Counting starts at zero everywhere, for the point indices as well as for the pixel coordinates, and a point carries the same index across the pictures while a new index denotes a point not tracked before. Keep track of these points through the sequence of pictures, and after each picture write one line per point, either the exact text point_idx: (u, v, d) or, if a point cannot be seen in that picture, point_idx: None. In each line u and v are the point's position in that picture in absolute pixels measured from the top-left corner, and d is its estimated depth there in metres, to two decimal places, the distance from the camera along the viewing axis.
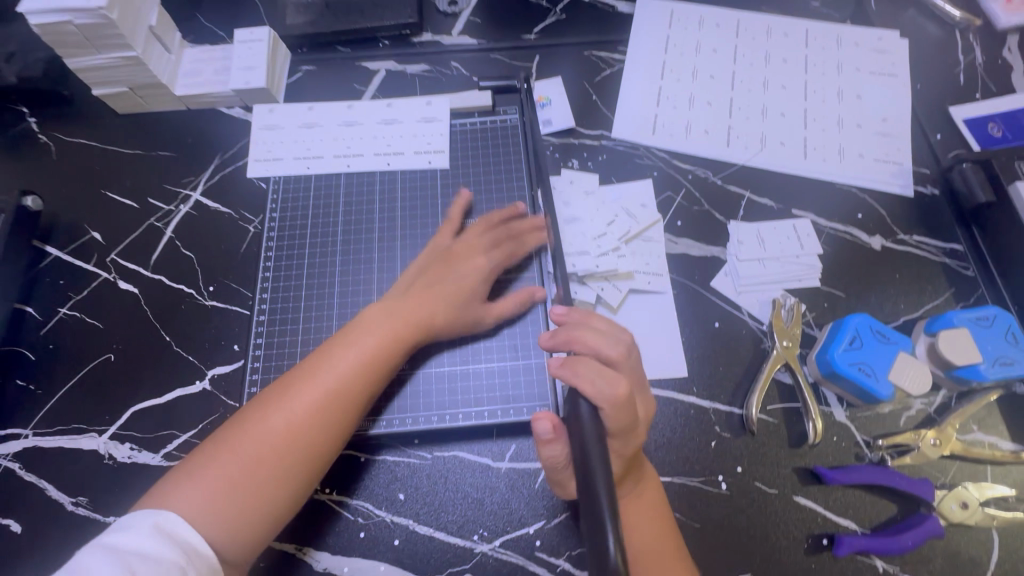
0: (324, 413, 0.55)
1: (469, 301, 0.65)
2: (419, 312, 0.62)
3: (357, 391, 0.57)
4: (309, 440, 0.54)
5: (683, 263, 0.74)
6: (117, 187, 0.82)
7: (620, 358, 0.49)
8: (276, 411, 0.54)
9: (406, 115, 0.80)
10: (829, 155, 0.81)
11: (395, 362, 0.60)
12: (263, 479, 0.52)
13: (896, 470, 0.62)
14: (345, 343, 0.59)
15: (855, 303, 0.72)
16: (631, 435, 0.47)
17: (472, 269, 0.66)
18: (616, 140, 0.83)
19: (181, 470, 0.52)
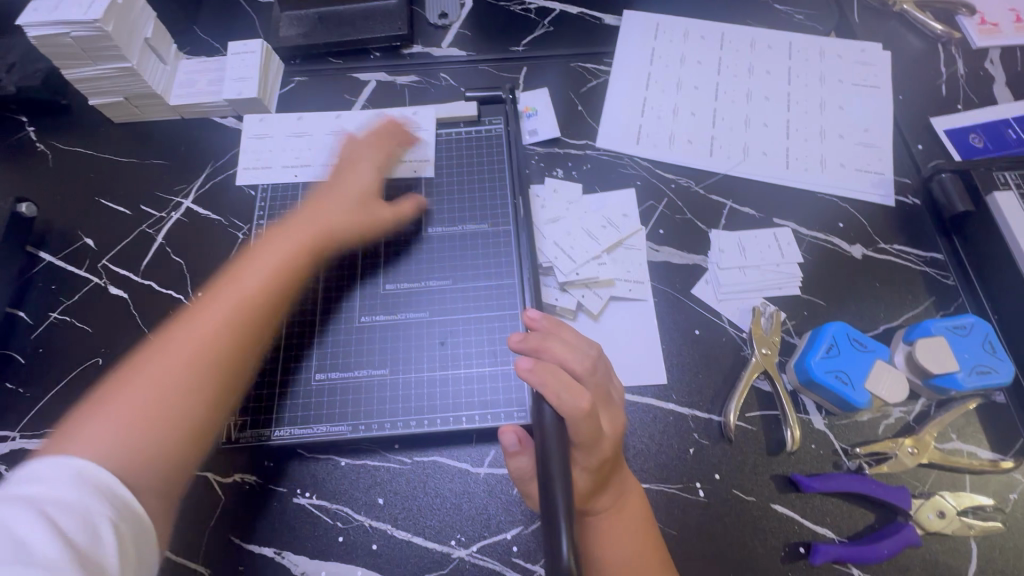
0: (231, 317, 0.59)
1: (366, 203, 0.71)
2: (314, 224, 0.68)
3: (263, 294, 0.62)
4: (223, 335, 0.58)
5: (664, 271, 0.75)
6: (111, 195, 0.84)
7: (587, 372, 0.49)
8: (184, 328, 0.58)
9: (392, 125, 0.82)
10: (811, 164, 0.82)
11: (300, 263, 0.66)
12: (181, 375, 0.55)
13: (873, 478, 0.62)
14: (246, 264, 0.64)
15: (836, 312, 0.72)
16: (597, 447, 0.47)
17: (358, 175, 0.73)
18: (600, 149, 0.84)
19: (90, 410, 0.52)
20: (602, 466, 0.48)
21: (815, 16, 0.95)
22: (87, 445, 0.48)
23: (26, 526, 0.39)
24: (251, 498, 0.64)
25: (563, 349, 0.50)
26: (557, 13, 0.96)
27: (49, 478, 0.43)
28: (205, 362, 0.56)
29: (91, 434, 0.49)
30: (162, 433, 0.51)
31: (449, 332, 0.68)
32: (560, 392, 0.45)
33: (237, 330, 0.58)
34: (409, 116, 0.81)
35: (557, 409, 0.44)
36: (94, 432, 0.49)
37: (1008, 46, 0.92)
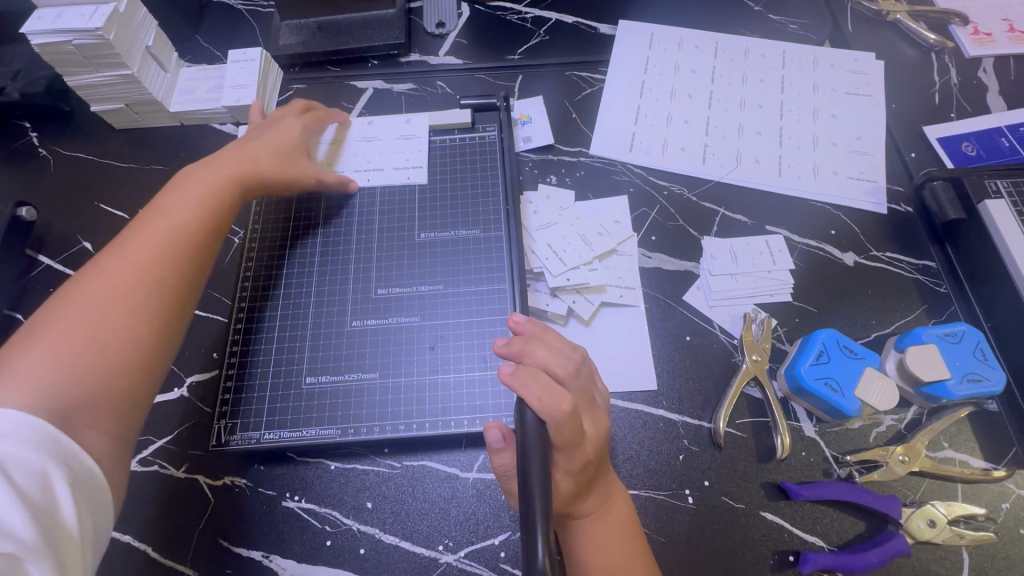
0: (165, 248, 0.59)
1: (294, 153, 0.73)
2: (243, 162, 0.68)
3: (197, 227, 0.61)
4: (158, 273, 0.57)
5: (656, 277, 0.75)
6: (110, 199, 0.85)
7: (571, 375, 0.49)
8: (115, 259, 0.57)
9: (385, 133, 0.82)
10: (804, 172, 0.82)
11: (231, 202, 0.66)
12: (115, 313, 0.54)
13: (863, 486, 0.62)
14: (170, 199, 0.63)
15: (828, 319, 0.72)
16: (580, 451, 0.47)
17: (285, 127, 0.74)
18: (594, 156, 0.85)
19: (16, 343, 0.50)
20: (586, 471, 0.48)
21: (809, 26, 0.96)
22: (25, 376, 0.48)
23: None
24: (241, 501, 0.64)
25: (546, 353, 0.49)
26: (553, 22, 0.97)
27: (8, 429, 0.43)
28: (145, 293, 0.56)
29: (29, 366, 0.48)
30: (109, 363, 0.52)
31: (439, 337, 0.68)
32: (542, 396, 0.45)
33: (174, 261, 0.59)
34: (403, 124, 0.83)
35: (539, 412, 0.44)
36: (31, 364, 0.49)
37: (1002, 56, 0.92)
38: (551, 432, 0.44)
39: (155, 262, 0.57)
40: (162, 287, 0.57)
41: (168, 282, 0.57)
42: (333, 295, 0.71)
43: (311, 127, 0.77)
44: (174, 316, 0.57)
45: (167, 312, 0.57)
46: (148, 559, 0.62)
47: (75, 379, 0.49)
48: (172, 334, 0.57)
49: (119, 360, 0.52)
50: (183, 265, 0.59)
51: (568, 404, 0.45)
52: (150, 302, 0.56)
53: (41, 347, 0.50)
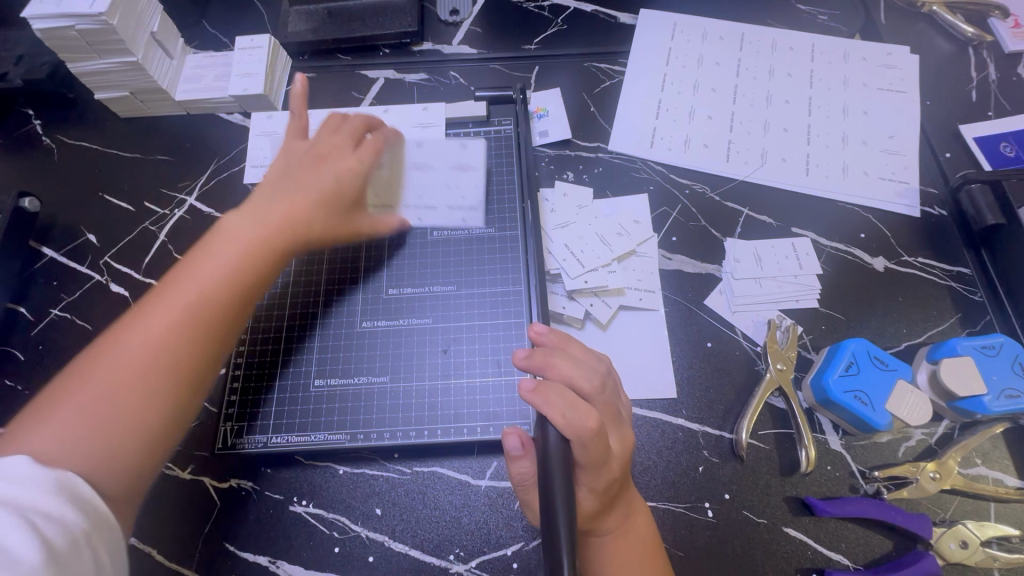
0: (189, 327, 0.51)
1: (343, 205, 0.64)
2: (291, 217, 0.59)
3: (230, 295, 0.54)
4: (178, 357, 0.51)
5: (676, 279, 0.73)
6: (114, 191, 0.83)
7: (597, 390, 0.46)
8: (139, 328, 0.51)
9: (438, 161, 0.74)
10: (832, 172, 0.79)
11: (269, 268, 0.57)
12: (127, 402, 0.48)
13: (892, 504, 0.59)
14: (208, 254, 0.56)
15: (856, 327, 0.69)
16: (605, 471, 0.44)
17: (345, 170, 0.65)
18: (613, 153, 0.82)
19: (28, 420, 0.47)
20: (611, 493, 0.45)
21: (840, 18, 0.92)
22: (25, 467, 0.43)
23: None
24: (247, 505, 0.62)
25: (570, 365, 0.46)
26: (571, 11, 0.93)
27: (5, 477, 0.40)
28: (163, 380, 0.50)
29: (38, 451, 0.44)
30: (120, 455, 0.47)
31: (452, 339, 0.66)
32: (567, 412, 0.42)
33: (202, 337, 0.52)
34: (421, 113, 0.80)
35: (563, 428, 0.41)
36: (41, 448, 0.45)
37: None
38: (577, 449, 0.42)
39: (181, 339, 0.51)
40: (187, 369, 0.51)
41: (194, 363, 0.51)
42: (342, 295, 0.69)
43: (369, 164, 0.67)
44: (195, 398, 0.52)
45: (188, 395, 0.51)
46: (150, 563, 0.60)
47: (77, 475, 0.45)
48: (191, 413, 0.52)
49: (133, 450, 0.48)
50: (208, 349, 0.52)
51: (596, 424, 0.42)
52: (170, 386, 0.50)
53: (56, 427, 0.46)
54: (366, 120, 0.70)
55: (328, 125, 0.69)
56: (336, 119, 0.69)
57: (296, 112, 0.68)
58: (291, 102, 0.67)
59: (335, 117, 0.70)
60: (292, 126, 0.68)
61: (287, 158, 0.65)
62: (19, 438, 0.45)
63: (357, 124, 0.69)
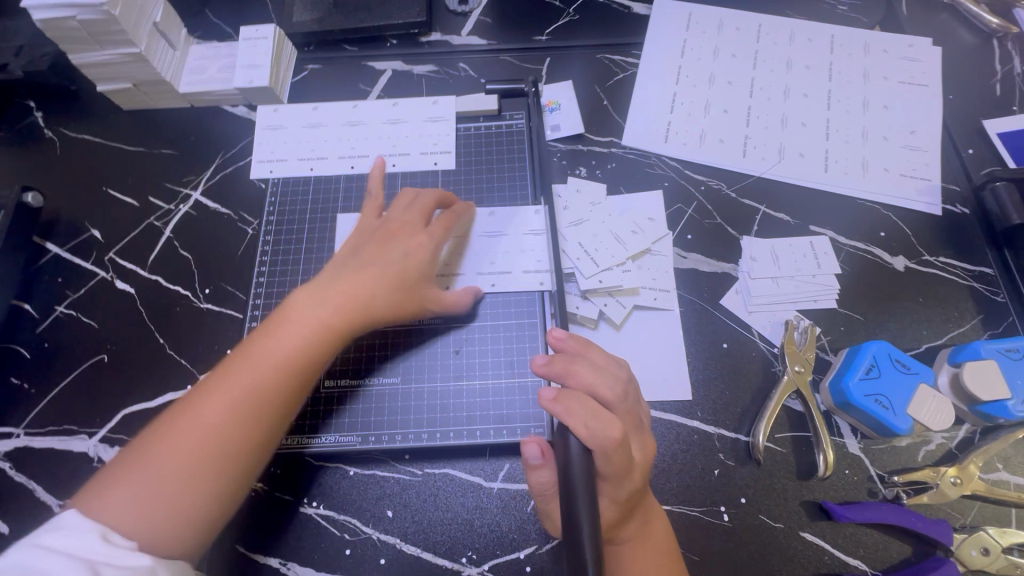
0: (262, 404, 0.52)
1: (415, 281, 0.61)
2: (355, 297, 0.58)
3: (291, 381, 0.54)
4: (248, 432, 0.51)
5: (690, 278, 0.71)
6: (118, 185, 0.82)
7: (618, 398, 0.44)
8: (206, 408, 0.51)
9: (512, 227, 0.71)
10: (851, 168, 0.77)
11: (337, 347, 0.57)
12: (199, 473, 0.49)
13: (911, 510, 0.58)
14: (276, 333, 0.55)
15: (876, 328, 0.68)
16: (626, 482, 0.42)
17: (416, 249, 0.62)
18: (626, 148, 0.80)
19: (113, 475, 0.48)
20: (627, 502, 0.44)
21: (860, 8, 0.89)
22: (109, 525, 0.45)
23: (33, 566, 0.40)
24: (256, 507, 0.62)
25: (592, 373, 0.44)
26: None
27: (68, 528, 0.44)
28: (235, 456, 0.50)
29: (107, 520, 0.46)
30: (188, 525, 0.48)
31: (464, 340, 0.65)
32: (588, 422, 0.41)
33: (264, 422, 0.52)
34: (431, 108, 0.80)
35: (584, 439, 0.40)
36: (110, 517, 0.46)
37: None
38: (598, 459, 0.41)
39: (245, 423, 0.51)
40: (246, 453, 0.51)
41: (254, 449, 0.52)
42: None
43: (441, 243, 0.65)
44: (251, 478, 0.52)
45: (245, 477, 0.51)
46: None
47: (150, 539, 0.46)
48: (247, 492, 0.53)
49: (188, 530, 0.48)
50: (276, 425, 0.53)
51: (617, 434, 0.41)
52: (229, 468, 0.50)
53: (125, 499, 0.47)
54: (440, 194, 0.67)
55: (401, 202, 0.66)
56: (411, 195, 0.67)
57: (373, 196, 0.69)
58: (370, 185, 0.70)
59: (409, 193, 0.67)
60: (367, 207, 0.68)
61: (359, 237, 0.64)
62: (105, 495, 0.47)
63: (429, 199, 0.66)
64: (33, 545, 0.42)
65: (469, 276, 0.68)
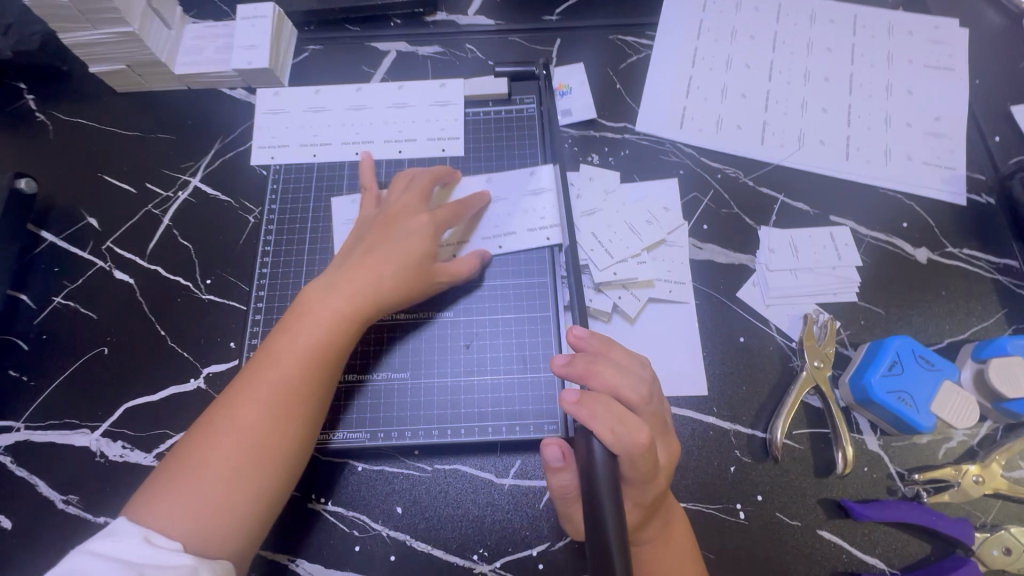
0: (293, 396, 0.53)
1: (421, 262, 0.60)
2: (363, 284, 0.57)
3: (314, 371, 0.54)
4: (285, 425, 0.52)
5: (706, 270, 0.69)
6: (115, 171, 0.79)
7: (643, 400, 0.43)
8: (240, 406, 0.52)
9: (509, 190, 0.69)
10: (874, 156, 0.74)
11: (355, 333, 0.57)
12: (243, 469, 0.50)
13: (932, 508, 0.57)
14: (293, 329, 0.55)
15: (896, 322, 0.66)
16: (651, 486, 0.42)
17: (418, 229, 0.61)
18: (640, 134, 0.77)
19: (159, 479, 0.49)
20: (649, 505, 0.44)
21: None
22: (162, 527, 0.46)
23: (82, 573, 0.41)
24: None
25: (616, 375, 0.43)
26: None
27: (115, 533, 0.45)
28: (275, 449, 0.51)
29: (158, 524, 0.46)
30: (239, 519, 0.49)
31: (475, 334, 0.64)
32: (615, 427, 0.40)
33: (294, 413, 0.53)
34: (437, 90, 0.77)
35: (610, 445, 0.39)
36: (159, 523, 0.47)
37: None
38: (624, 465, 0.40)
39: (276, 417, 0.52)
40: (282, 446, 0.52)
41: (288, 438, 0.52)
42: None
43: (443, 223, 0.63)
44: (292, 470, 0.53)
45: (286, 467, 0.52)
46: None
47: (206, 536, 0.47)
48: (292, 484, 0.53)
49: (239, 524, 0.49)
50: (309, 415, 0.54)
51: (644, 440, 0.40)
52: (266, 461, 0.51)
53: (170, 504, 0.48)
54: (433, 173, 0.66)
55: (397, 186, 0.66)
56: (407, 178, 0.66)
57: (368, 188, 0.68)
58: (363, 177, 0.68)
59: (405, 176, 0.66)
60: (365, 198, 0.67)
61: (362, 229, 0.64)
62: (154, 498, 0.48)
63: (424, 180, 0.65)
64: (84, 552, 0.43)
65: (474, 241, 0.67)
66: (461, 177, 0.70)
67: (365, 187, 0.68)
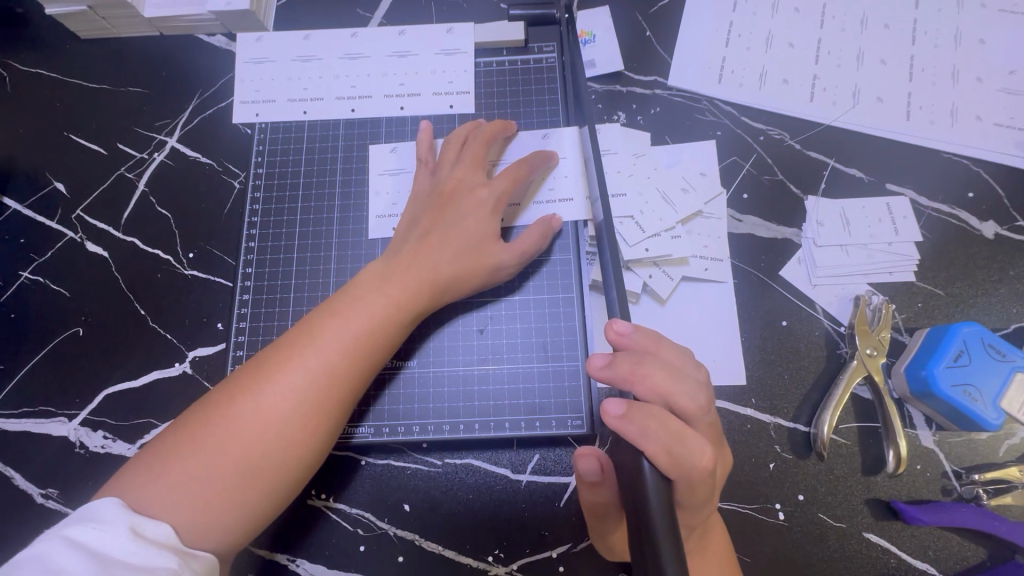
0: (331, 391, 0.47)
1: (481, 245, 0.54)
2: (421, 272, 0.52)
3: (355, 365, 0.48)
4: (316, 421, 0.46)
5: (746, 245, 0.62)
6: (82, 130, 0.70)
7: (701, 410, 0.39)
8: (267, 393, 0.46)
9: (570, 151, 0.61)
10: (938, 116, 0.65)
11: (404, 326, 0.51)
12: (262, 463, 0.44)
13: (991, 511, 0.52)
14: (339, 313, 0.49)
15: (957, 305, 0.59)
16: (702, 503, 0.39)
17: (478, 207, 0.55)
18: (673, 89, 0.68)
19: (161, 457, 0.44)
20: (698, 522, 0.41)
21: None
22: (158, 512, 0.41)
23: (54, 564, 0.36)
24: None
25: (671, 382, 0.39)
26: None
27: (96, 516, 0.39)
28: (300, 446, 0.46)
29: (155, 509, 0.41)
30: (247, 513, 0.44)
31: (490, 319, 0.57)
32: (671, 447, 0.36)
33: (329, 409, 0.47)
34: (443, 37, 0.67)
35: (665, 468, 0.35)
36: (156, 507, 0.42)
37: None
38: (681, 488, 0.37)
39: (307, 411, 0.46)
40: (308, 443, 0.46)
41: (316, 436, 0.46)
42: (354, 262, 0.62)
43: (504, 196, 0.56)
44: (312, 467, 0.47)
45: (308, 465, 0.47)
46: None
47: (208, 530, 0.42)
48: (307, 480, 0.48)
49: (245, 520, 0.44)
50: (342, 413, 0.48)
51: (704, 460, 0.37)
52: (288, 459, 0.45)
53: (172, 487, 0.42)
54: (486, 134, 0.59)
55: (448, 154, 0.58)
56: (459, 143, 0.59)
57: (423, 160, 0.60)
58: (420, 149, 0.61)
59: (455, 141, 0.59)
60: (419, 173, 0.60)
61: (413, 208, 0.57)
62: (154, 478, 0.43)
63: (478, 146, 0.58)
64: (58, 536, 0.38)
65: (530, 207, 0.60)
66: (516, 130, 0.62)
67: (421, 156, 0.60)
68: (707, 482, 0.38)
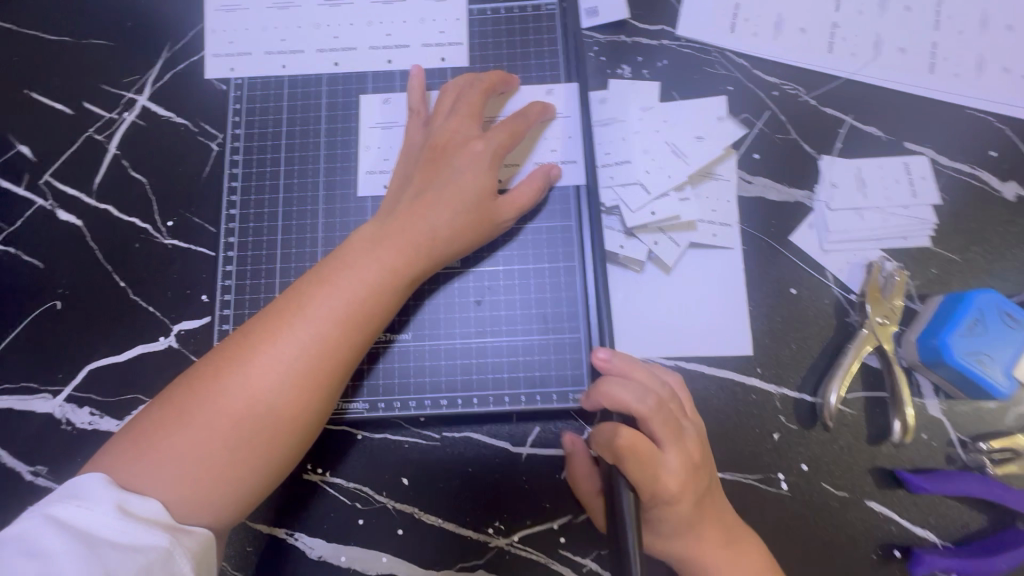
0: (326, 361, 0.44)
1: (479, 204, 0.50)
2: (415, 235, 0.48)
3: (349, 336, 0.45)
4: (309, 393, 0.44)
5: (757, 208, 0.59)
6: (42, 86, 0.65)
7: (651, 412, 0.44)
8: (257, 365, 0.43)
9: (572, 106, 0.58)
10: (963, 68, 0.61)
11: (400, 293, 0.48)
12: (256, 435, 0.42)
13: (996, 480, 0.52)
14: (330, 281, 0.46)
15: (972, 272, 0.57)
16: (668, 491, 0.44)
17: (474, 161, 0.51)
18: (681, 39, 0.63)
19: (150, 430, 0.42)
20: (680, 502, 0.44)
21: None
22: (146, 487, 0.39)
23: (38, 546, 0.35)
24: None
25: (621, 389, 0.46)
26: None
27: (83, 495, 0.37)
28: (293, 417, 0.43)
29: (144, 484, 0.39)
30: (240, 488, 0.42)
31: (488, 289, 0.55)
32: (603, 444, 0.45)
33: (323, 381, 0.44)
34: None
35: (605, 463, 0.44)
36: (143, 481, 0.39)
37: None
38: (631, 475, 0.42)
39: (302, 383, 0.43)
40: (304, 415, 0.44)
41: (311, 407, 0.44)
42: (343, 230, 0.59)
43: (502, 149, 0.52)
44: (308, 439, 0.45)
45: (304, 437, 0.45)
46: None
47: (199, 505, 0.40)
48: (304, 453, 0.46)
49: (241, 494, 0.42)
50: (339, 384, 0.46)
51: (618, 442, 0.43)
52: (280, 433, 0.43)
53: (160, 462, 0.40)
54: (485, 84, 0.54)
55: (442, 105, 0.54)
56: (454, 93, 0.54)
57: (415, 110, 0.57)
58: (411, 98, 0.57)
59: (450, 92, 0.54)
60: (410, 123, 0.56)
61: (406, 163, 0.54)
62: (141, 451, 0.41)
63: (475, 96, 0.53)
64: (42, 515, 0.37)
65: (528, 164, 0.56)
66: (519, 84, 0.58)
67: (412, 107, 0.57)
68: (641, 457, 0.43)
